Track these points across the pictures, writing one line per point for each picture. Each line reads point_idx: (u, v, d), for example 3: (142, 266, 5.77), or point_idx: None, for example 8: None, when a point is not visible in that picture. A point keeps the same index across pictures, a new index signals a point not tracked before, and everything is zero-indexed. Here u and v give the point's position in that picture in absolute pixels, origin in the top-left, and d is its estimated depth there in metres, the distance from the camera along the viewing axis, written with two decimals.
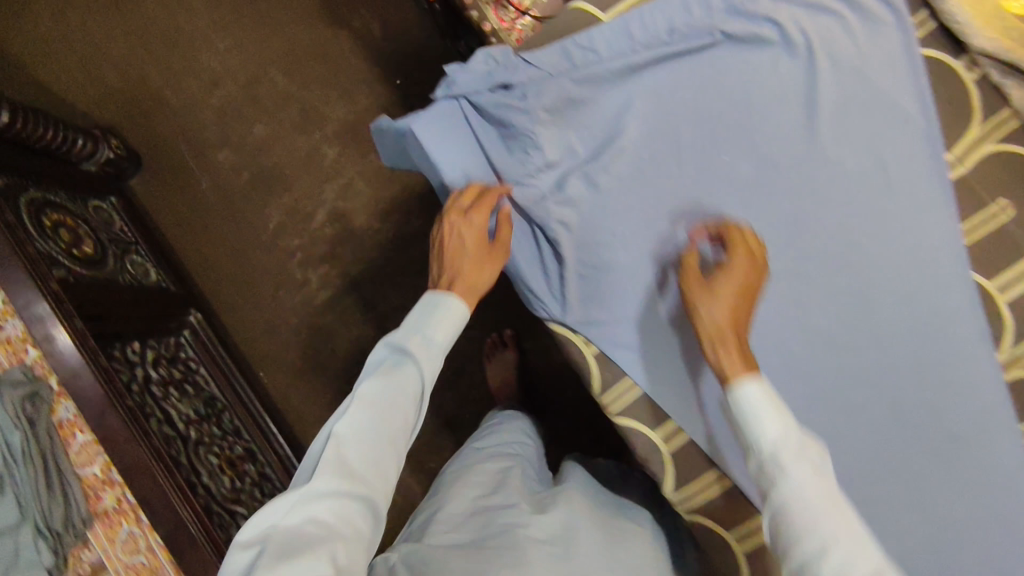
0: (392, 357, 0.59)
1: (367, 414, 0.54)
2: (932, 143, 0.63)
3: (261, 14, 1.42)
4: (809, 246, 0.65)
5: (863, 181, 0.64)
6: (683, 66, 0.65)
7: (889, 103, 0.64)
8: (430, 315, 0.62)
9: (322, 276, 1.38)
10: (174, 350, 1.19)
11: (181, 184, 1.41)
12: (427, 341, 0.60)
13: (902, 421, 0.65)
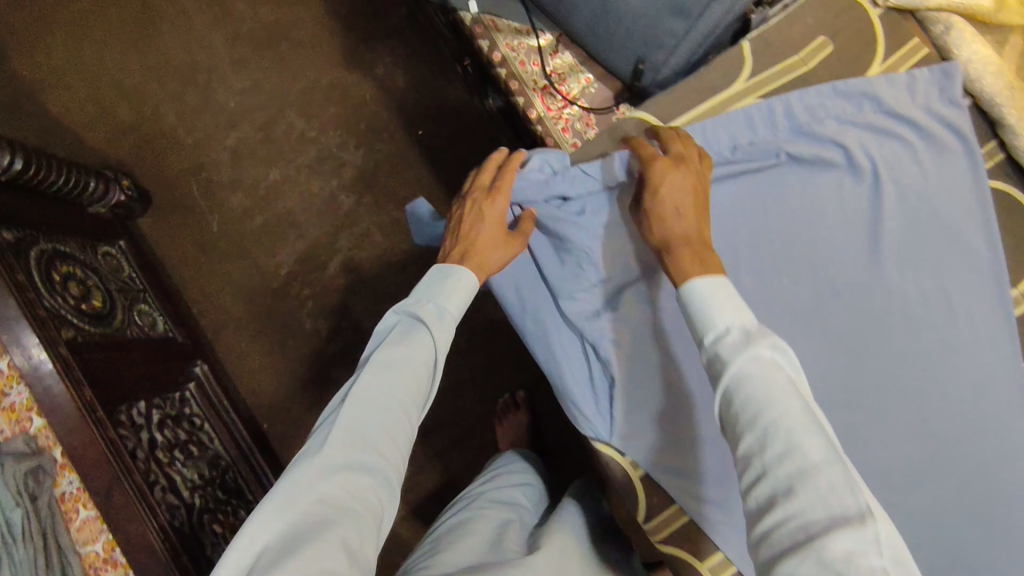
0: (401, 325, 0.60)
1: (374, 390, 0.55)
2: (993, 273, 0.62)
3: (281, 56, 1.39)
4: (870, 372, 0.63)
5: (928, 313, 0.63)
6: (747, 184, 0.63)
7: (953, 232, 0.62)
8: (438, 283, 0.63)
9: (332, 330, 1.33)
10: (179, 408, 1.14)
11: (191, 225, 1.36)
12: (440, 312, 0.62)
13: (969, 558, 0.62)
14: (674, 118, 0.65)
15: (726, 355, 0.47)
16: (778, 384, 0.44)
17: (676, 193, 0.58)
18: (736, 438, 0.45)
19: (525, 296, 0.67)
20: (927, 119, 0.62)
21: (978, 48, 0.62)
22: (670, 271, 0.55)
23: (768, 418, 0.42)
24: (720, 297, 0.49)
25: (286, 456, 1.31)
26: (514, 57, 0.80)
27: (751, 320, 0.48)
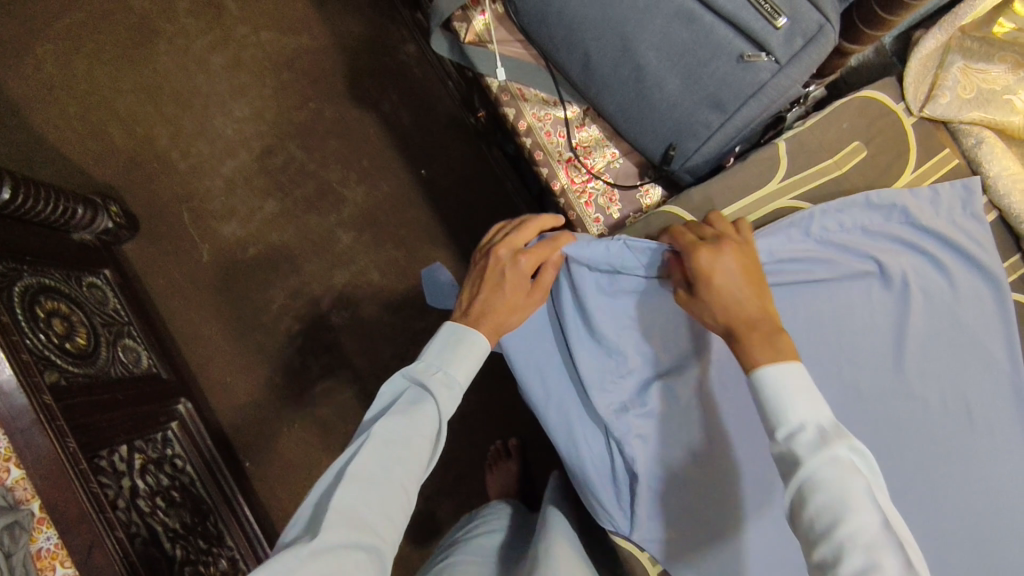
0: (411, 394, 0.58)
1: (377, 463, 0.52)
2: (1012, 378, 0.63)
3: (282, 85, 1.36)
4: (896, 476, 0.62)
5: (949, 421, 0.63)
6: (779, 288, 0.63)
7: (972, 339, 0.63)
8: (452, 346, 0.62)
9: (323, 369, 1.29)
10: (161, 450, 1.09)
11: (181, 253, 1.31)
12: (449, 380, 0.60)
13: None
14: (708, 214, 0.66)
15: (799, 452, 0.44)
16: (857, 489, 0.41)
17: (727, 270, 0.57)
18: (810, 544, 0.42)
19: (548, 381, 0.70)
20: (952, 234, 0.63)
21: (1007, 164, 0.64)
22: (739, 356, 0.52)
23: (849, 531, 0.39)
24: (796, 391, 0.46)
25: (268, 497, 1.26)
26: (540, 127, 0.79)
27: (828, 416, 0.45)
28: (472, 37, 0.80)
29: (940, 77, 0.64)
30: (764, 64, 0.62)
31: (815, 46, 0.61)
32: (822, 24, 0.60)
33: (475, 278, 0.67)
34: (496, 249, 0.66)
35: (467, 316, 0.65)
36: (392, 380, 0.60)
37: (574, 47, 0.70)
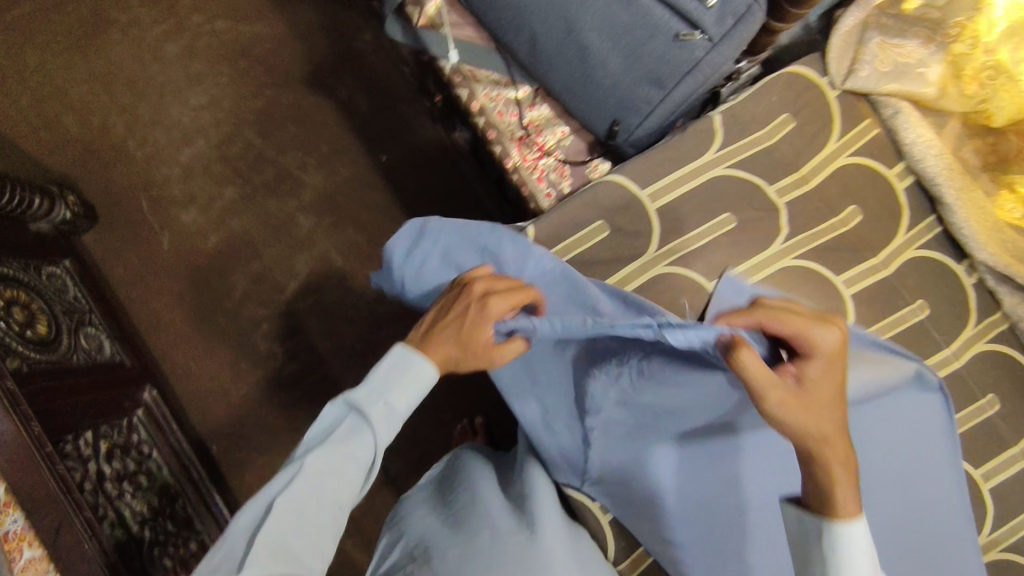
0: (348, 423, 0.58)
1: (307, 493, 0.54)
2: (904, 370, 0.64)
3: (238, 72, 1.36)
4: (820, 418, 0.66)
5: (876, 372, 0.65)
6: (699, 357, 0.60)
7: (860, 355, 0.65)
8: (398, 376, 0.60)
9: (287, 354, 1.31)
10: (127, 436, 1.10)
11: (140, 243, 1.31)
12: (388, 406, 0.59)
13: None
14: (648, 183, 0.69)
15: None
16: None
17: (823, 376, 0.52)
18: None
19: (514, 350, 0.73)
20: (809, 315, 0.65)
21: (922, 131, 0.68)
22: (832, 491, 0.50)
23: None
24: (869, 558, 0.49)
25: (236, 482, 1.27)
26: (492, 107, 0.82)
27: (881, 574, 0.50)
28: (424, 21, 0.82)
29: (860, 52, 0.68)
30: (698, 41, 0.66)
31: (744, 25, 0.65)
32: (751, 4, 0.64)
33: (438, 313, 0.64)
34: (474, 284, 0.63)
35: (422, 338, 0.63)
36: (335, 406, 0.60)
37: (521, 29, 0.74)
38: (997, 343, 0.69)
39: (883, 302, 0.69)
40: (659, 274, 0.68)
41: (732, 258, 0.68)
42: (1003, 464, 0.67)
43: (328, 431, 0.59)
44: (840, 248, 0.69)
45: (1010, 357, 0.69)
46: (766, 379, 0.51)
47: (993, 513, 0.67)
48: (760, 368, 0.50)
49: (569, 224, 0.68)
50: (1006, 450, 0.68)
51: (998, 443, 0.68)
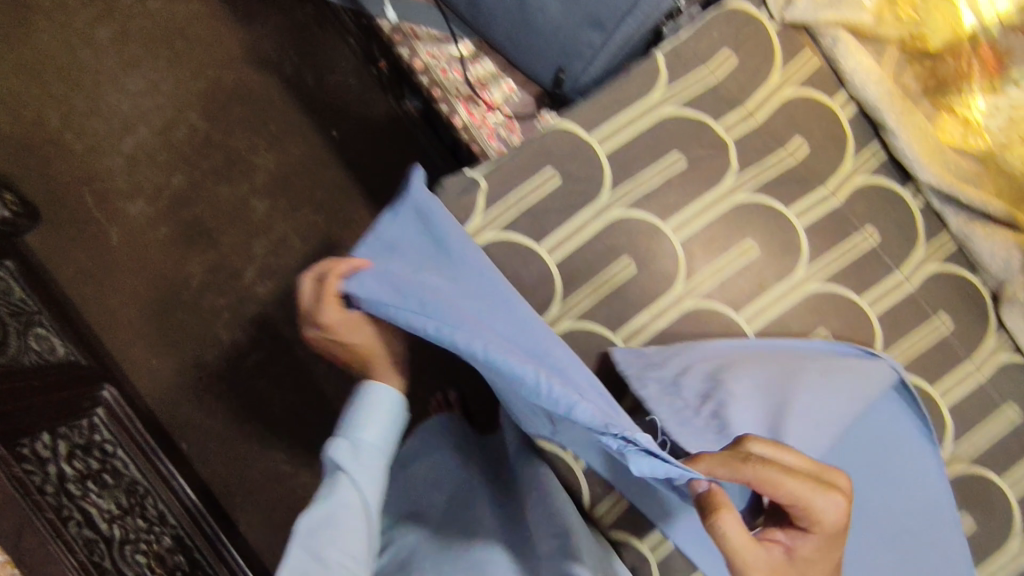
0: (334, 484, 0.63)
1: (311, 552, 0.57)
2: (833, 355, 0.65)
3: (176, 55, 1.32)
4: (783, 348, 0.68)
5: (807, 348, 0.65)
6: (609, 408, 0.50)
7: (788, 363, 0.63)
8: (356, 418, 0.67)
9: (252, 341, 1.28)
10: (88, 436, 1.07)
11: (88, 238, 1.27)
12: (357, 445, 0.66)
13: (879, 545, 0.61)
14: (596, 128, 0.68)
15: None
16: None
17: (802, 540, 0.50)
18: None
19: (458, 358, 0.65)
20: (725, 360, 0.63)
21: (860, 59, 0.70)
22: None
23: None
24: None
25: (209, 475, 1.24)
26: (435, 65, 0.80)
27: None
28: None
29: None
30: None
31: None
32: None
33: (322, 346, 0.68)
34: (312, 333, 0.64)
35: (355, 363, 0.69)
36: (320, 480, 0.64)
37: None
38: (944, 263, 0.71)
39: (836, 231, 0.70)
40: (614, 219, 0.67)
41: (686, 197, 0.68)
42: (958, 380, 0.69)
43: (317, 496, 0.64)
44: (792, 179, 0.70)
45: (958, 276, 0.71)
46: (758, 557, 0.47)
47: (953, 429, 0.69)
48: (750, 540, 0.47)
49: (520, 173, 0.67)
50: (959, 367, 0.70)
51: (952, 359, 0.70)
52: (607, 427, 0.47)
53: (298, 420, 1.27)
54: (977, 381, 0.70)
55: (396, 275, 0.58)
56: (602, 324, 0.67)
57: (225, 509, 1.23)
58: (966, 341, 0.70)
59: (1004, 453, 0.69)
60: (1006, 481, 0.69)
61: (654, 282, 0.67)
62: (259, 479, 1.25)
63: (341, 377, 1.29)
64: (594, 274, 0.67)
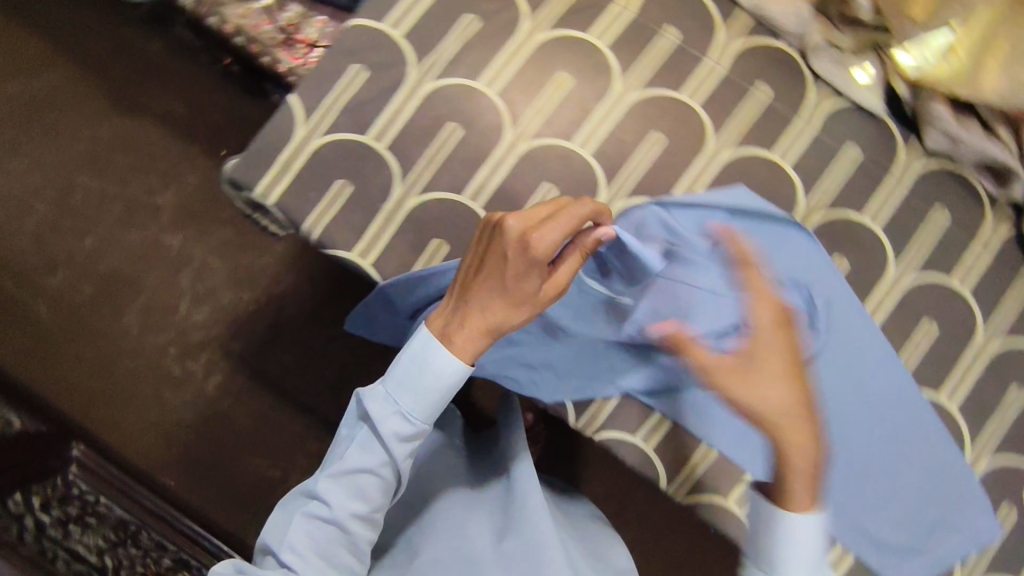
0: (360, 436, 0.62)
1: (341, 488, 0.61)
2: (682, 215, 0.70)
3: (47, 126, 1.33)
4: (622, 158, 0.71)
5: (647, 215, 0.69)
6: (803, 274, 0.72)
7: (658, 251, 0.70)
8: (424, 364, 0.60)
9: (204, 366, 1.29)
10: (64, 491, 1.13)
11: (17, 322, 1.29)
12: (400, 412, 0.61)
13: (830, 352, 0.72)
14: (385, 15, 0.71)
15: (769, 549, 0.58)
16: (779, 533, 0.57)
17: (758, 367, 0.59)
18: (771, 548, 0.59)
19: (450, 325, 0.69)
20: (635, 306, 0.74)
21: None
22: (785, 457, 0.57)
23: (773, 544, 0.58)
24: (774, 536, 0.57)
25: (202, 504, 1.25)
26: (245, 23, 0.83)
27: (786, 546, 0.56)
28: None
29: None
30: None
31: None
32: None
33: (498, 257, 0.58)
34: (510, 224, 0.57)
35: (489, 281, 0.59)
36: (342, 420, 0.64)
37: None
38: (749, 39, 0.74)
39: (639, 40, 0.72)
40: (429, 91, 0.70)
41: (490, 51, 0.71)
42: (792, 139, 0.73)
43: (357, 428, 0.62)
44: (582, 6, 0.73)
45: (765, 47, 0.74)
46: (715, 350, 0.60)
47: (802, 185, 0.73)
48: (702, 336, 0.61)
49: (325, 76, 0.69)
50: (791, 128, 0.73)
51: (782, 122, 0.73)
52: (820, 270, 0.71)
53: (271, 425, 1.27)
54: (811, 135, 0.74)
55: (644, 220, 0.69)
56: (448, 190, 0.69)
57: (229, 529, 1.24)
58: (791, 103, 0.73)
59: (855, 191, 0.74)
60: (866, 216, 0.74)
61: (484, 135, 0.70)
62: (252, 492, 1.26)
63: (297, 372, 1.28)
64: (425, 146, 0.69)
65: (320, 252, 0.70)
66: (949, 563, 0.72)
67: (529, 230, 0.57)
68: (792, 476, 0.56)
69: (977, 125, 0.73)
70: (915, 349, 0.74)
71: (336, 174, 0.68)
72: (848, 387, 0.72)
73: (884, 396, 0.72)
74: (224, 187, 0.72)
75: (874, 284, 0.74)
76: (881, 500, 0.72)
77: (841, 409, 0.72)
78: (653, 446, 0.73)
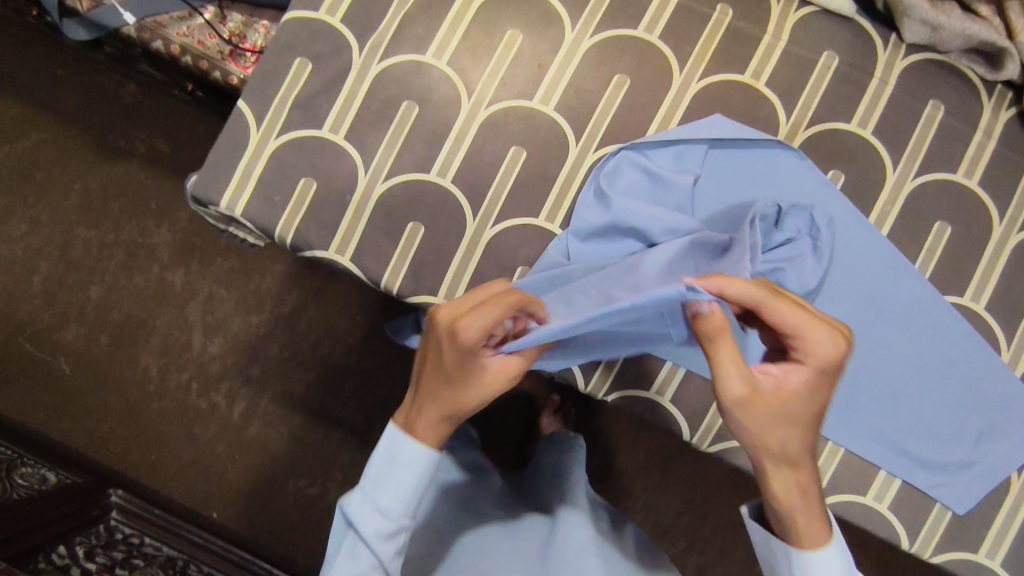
0: (346, 543, 0.61)
1: None
2: (658, 153, 0.68)
3: (38, 185, 1.34)
4: (588, 107, 0.68)
5: (622, 158, 0.67)
6: (808, 192, 0.68)
7: (644, 194, 0.67)
8: (391, 462, 0.60)
9: (227, 395, 1.29)
10: (108, 536, 1.11)
11: (43, 381, 1.31)
12: (374, 507, 0.60)
13: (840, 269, 0.68)
14: (321, 4, 0.69)
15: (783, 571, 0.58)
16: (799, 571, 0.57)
17: (790, 399, 0.51)
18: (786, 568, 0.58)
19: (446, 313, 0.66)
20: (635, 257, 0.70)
21: None
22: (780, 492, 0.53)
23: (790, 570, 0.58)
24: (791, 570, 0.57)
25: (248, 531, 1.26)
26: (190, 41, 0.82)
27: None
28: (88, 4, 0.83)
29: None
30: None
31: None
32: None
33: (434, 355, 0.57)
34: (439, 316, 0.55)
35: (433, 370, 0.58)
36: (330, 537, 0.64)
37: None
38: None
39: None
40: (378, 73, 0.68)
41: (433, 22, 0.68)
42: (762, 57, 0.69)
43: (340, 539, 0.62)
44: None
45: None
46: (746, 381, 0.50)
47: (781, 104, 0.69)
48: (740, 360, 0.50)
49: (271, 76, 0.68)
50: (759, 46, 0.70)
51: (749, 42, 0.70)
52: (826, 184, 0.68)
53: (302, 444, 1.27)
54: (782, 50, 0.70)
55: (639, 165, 0.67)
56: (414, 171, 0.67)
57: (278, 552, 1.25)
58: (755, 20, 0.70)
59: (839, 100, 0.70)
60: (855, 124, 0.70)
61: (440, 108, 0.68)
62: (294, 512, 1.26)
63: (318, 388, 1.28)
64: (383, 130, 0.67)
65: (298, 255, 0.69)
66: (1004, 474, 0.67)
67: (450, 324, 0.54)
68: (797, 516, 0.53)
69: (957, 8, 0.68)
70: (929, 255, 0.69)
71: (298, 174, 0.67)
72: (868, 304, 0.68)
73: (903, 306, 0.68)
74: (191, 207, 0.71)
75: (876, 192, 0.70)
76: (923, 416, 0.67)
77: (862, 326, 0.68)
78: (668, 399, 0.70)
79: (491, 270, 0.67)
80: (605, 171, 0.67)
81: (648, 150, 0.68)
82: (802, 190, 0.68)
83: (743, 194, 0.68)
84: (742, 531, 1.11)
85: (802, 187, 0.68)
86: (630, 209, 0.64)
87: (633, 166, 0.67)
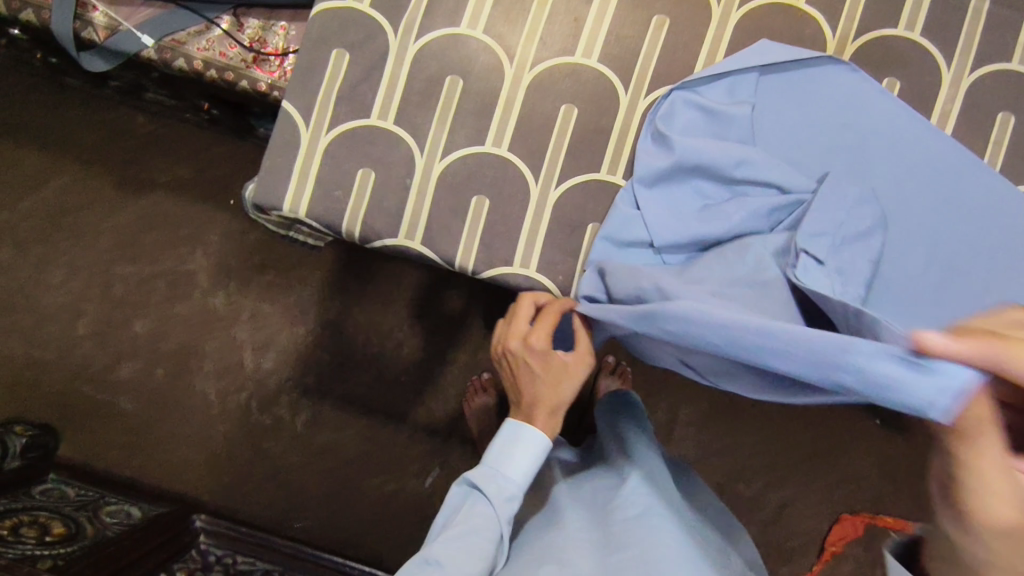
0: (467, 503, 0.62)
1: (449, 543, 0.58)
2: (709, 88, 0.67)
3: (68, 230, 1.34)
4: (631, 54, 0.67)
5: (676, 99, 0.66)
6: (866, 102, 0.66)
7: (702, 130, 0.67)
8: (513, 440, 0.64)
9: (289, 407, 1.30)
10: (204, 560, 1.12)
11: (108, 422, 1.32)
12: (498, 474, 0.63)
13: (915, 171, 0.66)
14: None
15: None
16: None
17: None
18: None
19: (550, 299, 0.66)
20: None
21: None
22: None
23: None
24: None
25: (333, 535, 1.27)
26: (212, 54, 0.82)
27: None
28: (103, 33, 0.82)
29: None
30: None
31: None
32: None
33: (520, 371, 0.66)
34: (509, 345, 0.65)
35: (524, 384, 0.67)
36: (443, 506, 0.65)
37: None
38: None
39: None
40: (417, 52, 0.67)
41: None
42: None
43: (458, 503, 0.63)
44: None
45: None
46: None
47: (825, 19, 0.68)
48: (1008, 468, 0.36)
49: (312, 73, 0.67)
50: None
51: None
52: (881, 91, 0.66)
53: (371, 443, 1.28)
54: None
55: (691, 104, 0.66)
56: (469, 145, 0.67)
57: (365, 552, 1.26)
58: None
59: (883, 6, 0.68)
60: (903, 28, 0.68)
61: (484, 78, 0.67)
62: (374, 511, 1.27)
63: (377, 385, 1.29)
64: (431, 109, 0.67)
65: (368, 247, 0.69)
66: None
67: (520, 342, 0.64)
68: None
69: None
70: (997, 148, 0.68)
71: (354, 166, 0.67)
72: (948, 203, 0.66)
73: (980, 202, 0.66)
74: (249, 213, 0.71)
75: (934, 93, 0.68)
76: None
77: (945, 226, 0.66)
78: None
79: (561, 232, 0.67)
80: (661, 116, 0.66)
81: (697, 88, 0.67)
82: (859, 101, 0.66)
83: (798, 117, 0.67)
84: (820, 461, 1.11)
85: (859, 98, 0.66)
86: (696, 149, 0.63)
87: (688, 107, 0.66)
